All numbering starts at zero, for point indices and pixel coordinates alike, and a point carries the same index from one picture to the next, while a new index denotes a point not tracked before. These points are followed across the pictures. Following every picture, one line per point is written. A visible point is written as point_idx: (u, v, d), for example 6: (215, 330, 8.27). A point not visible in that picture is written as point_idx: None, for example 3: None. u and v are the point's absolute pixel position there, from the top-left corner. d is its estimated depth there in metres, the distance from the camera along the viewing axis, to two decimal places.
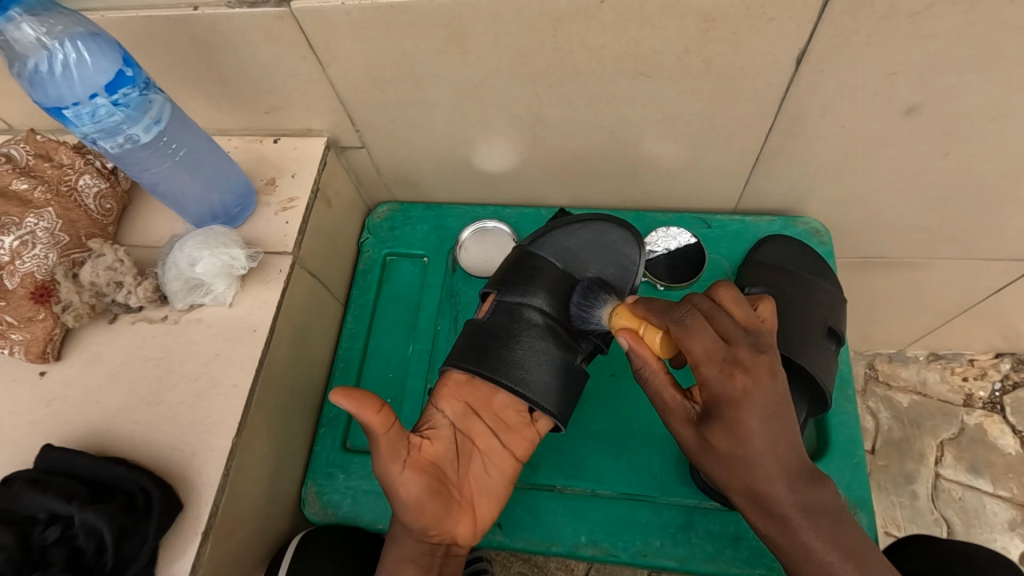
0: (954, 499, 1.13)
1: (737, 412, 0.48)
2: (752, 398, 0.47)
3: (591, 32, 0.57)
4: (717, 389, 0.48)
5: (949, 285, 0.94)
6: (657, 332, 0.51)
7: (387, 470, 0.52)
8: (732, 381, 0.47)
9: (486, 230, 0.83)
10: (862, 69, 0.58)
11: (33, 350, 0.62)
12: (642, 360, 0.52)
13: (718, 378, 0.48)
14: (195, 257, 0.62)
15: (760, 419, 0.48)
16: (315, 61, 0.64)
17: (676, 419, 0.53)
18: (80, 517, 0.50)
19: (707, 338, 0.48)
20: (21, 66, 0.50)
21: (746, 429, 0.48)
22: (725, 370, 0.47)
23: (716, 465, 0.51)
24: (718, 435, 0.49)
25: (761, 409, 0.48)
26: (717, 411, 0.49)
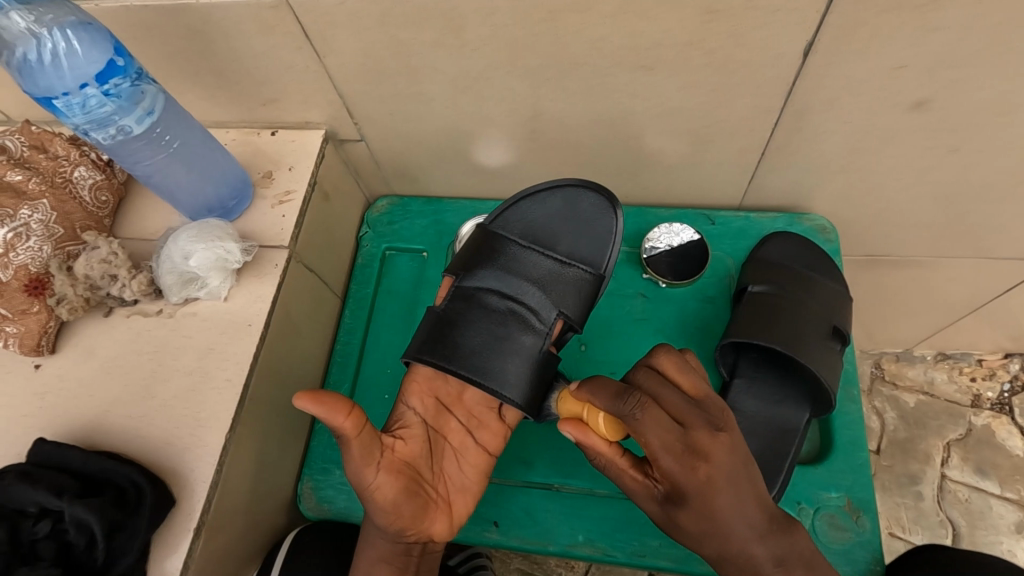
0: (959, 501, 1.11)
1: (707, 501, 0.46)
2: (719, 485, 0.45)
3: (590, 23, 0.55)
4: (673, 471, 0.47)
5: (959, 284, 0.92)
6: (597, 415, 0.53)
7: (361, 475, 0.51)
8: (693, 472, 0.46)
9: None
10: (870, 62, 0.56)
11: (27, 343, 0.61)
12: (591, 443, 0.53)
13: (676, 466, 0.46)
14: (189, 250, 0.61)
15: (731, 500, 0.46)
16: (311, 52, 0.63)
17: (641, 495, 0.53)
18: (69, 512, 0.49)
19: (656, 430, 0.47)
20: (10, 54, 0.49)
21: (718, 514, 0.46)
22: (683, 458, 0.46)
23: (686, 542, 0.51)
24: (681, 516, 0.48)
25: (722, 489, 0.46)
26: (680, 493, 0.48)
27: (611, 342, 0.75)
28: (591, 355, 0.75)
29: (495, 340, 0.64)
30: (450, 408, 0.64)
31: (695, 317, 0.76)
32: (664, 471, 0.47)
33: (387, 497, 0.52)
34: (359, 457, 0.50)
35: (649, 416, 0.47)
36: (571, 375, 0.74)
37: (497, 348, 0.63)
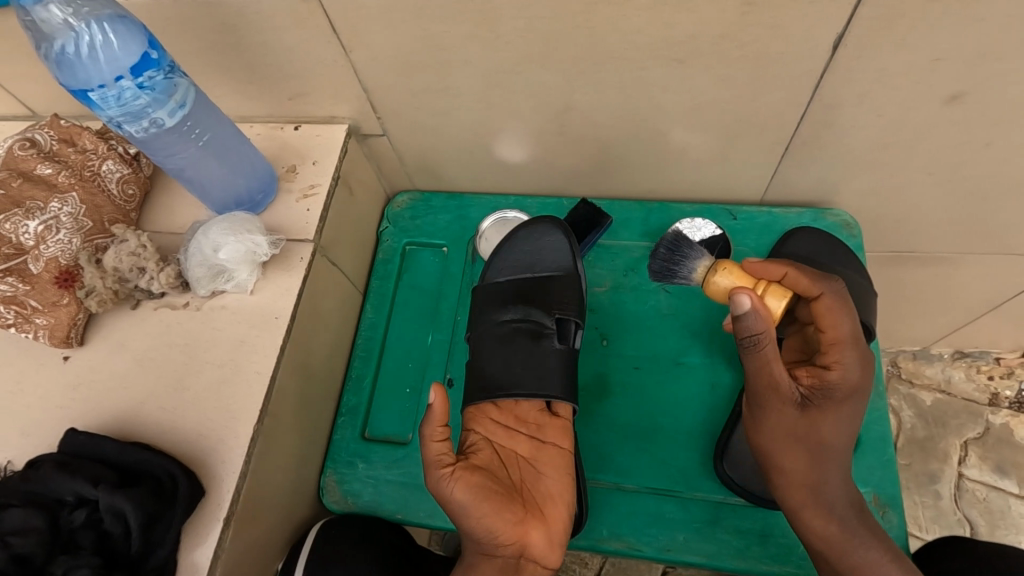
0: (979, 500, 1.11)
1: (853, 395, 0.55)
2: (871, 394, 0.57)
3: (623, 15, 0.55)
4: (847, 370, 0.55)
5: (982, 281, 0.92)
6: (781, 298, 0.55)
7: (439, 481, 0.54)
8: (868, 373, 0.56)
9: (507, 219, 0.81)
10: (905, 54, 0.55)
11: (57, 335, 0.61)
12: (766, 325, 0.51)
13: (853, 361, 0.55)
14: (219, 242, 0.62)
15: (852, 407, 0.56)
16: (339, 46, 0.63)
17: (771, 398, 0.55)
18: (107, 501, 0.50)
19: (850, 323, 0.56)
20: (48, 47, 0.50)
21: (845, 413, 0.55)
22: (858, 356, 0.56)
23: (788, 456, 0.55)
24: (836, 419, 0.55)
25: (863, 394, 0.56)
26: (839, 392, 0.55)
27: (635, 336, 0.74)
28: (615, 349, 0.74)
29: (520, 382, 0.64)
30: (512, 425, 0.64)
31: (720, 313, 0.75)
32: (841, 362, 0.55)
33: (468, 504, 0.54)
34: (432, 463, 0.55)
35: (821, 305, 0.55)
36: (595, 369, 0.73)
37: (518, 365, 0.65)
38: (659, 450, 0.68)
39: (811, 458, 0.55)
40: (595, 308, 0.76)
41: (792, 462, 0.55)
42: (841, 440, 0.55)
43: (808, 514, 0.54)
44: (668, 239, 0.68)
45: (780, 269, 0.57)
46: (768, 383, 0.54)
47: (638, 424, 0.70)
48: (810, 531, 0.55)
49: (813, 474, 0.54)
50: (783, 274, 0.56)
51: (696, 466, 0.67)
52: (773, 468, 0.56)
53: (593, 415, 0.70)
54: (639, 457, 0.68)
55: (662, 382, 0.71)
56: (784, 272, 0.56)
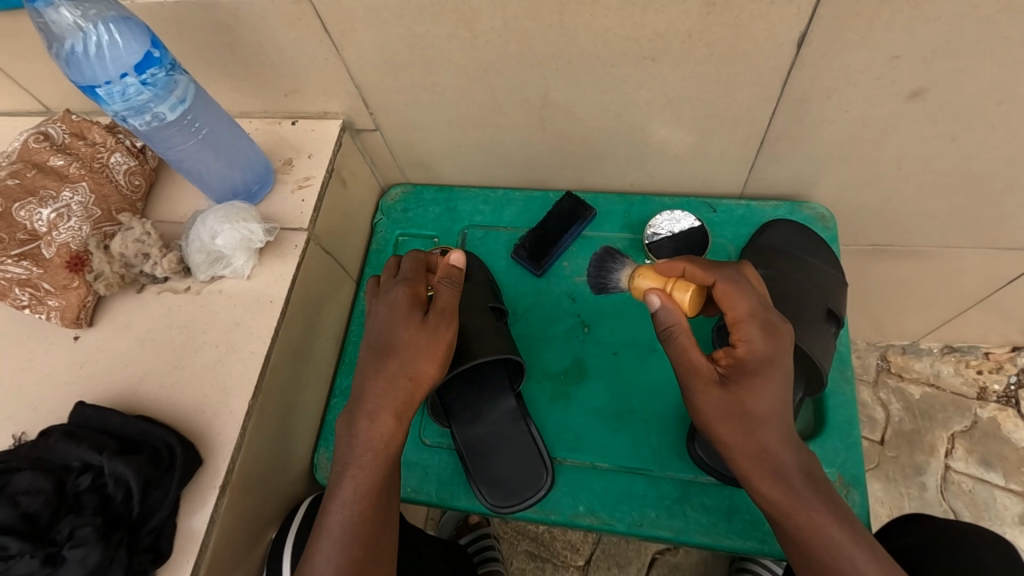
0: (964, 492, 1.12)
1: (764, 365, 0.55)
2: (784, 361, 0.56)
3: (596, 16, 0.58)
4: (754, 344, 0.56)
5: (963, 274, 0.93)
6: (685, 292, 0.58)
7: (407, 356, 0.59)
8: (772, 340, 0.56)
9: None
10: (864, 52, 0.58)
11: (68, 316, 0.66)
12: (675, 316, 0.56)
13: (758, 336, 0.56)
14: (216, 230, 0.66)
15: (777, 382, 0.55)
16: (331, 45, 0.67)
17: (696, 383, 0.56)
18: (109, 467, 0.54)
19: (748, 300, 0.57)
20: (58, 47, 0.54)
21: (764, 386, 0.55)
22: (764, 330, 0.56)
23: (724, 430, 0.55)
24: (759, 390, 0.54)
25: (788, 362, 0.56)
26: (753, 365, 0.55)
27: (613, 322, 0.77)
28: (594, 336, 0.77)
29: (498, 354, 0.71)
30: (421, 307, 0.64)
31: None
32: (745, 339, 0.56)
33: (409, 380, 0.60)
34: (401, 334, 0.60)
35: (720, 290, 0.58)
36: (574, 355, 0.76)
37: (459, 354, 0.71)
38: (634, 431, 0.71)
39: (749, 426, 0.54)
40: (577, 297, 0.79)
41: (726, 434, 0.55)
42: (775, 407, 0.55)
43: (756, 479, 0.54)
44: (592, 258, 0.72)
45: (680, 266, 0.60)
46: (687, 367, 0.57)
47: (613, 407, 0.73)
48: (763, 496, 0.55)
49: (753, 443, 0.54)
50: (682, 272, 0.59)
51: (668, 446, 0.70)
52: (720, 442, 0.56)
53: (572, 398, 0.74)
54: (615, 438, 0.71)
55: (638, 367, 0.74)
56: (682, 269, 0.59)
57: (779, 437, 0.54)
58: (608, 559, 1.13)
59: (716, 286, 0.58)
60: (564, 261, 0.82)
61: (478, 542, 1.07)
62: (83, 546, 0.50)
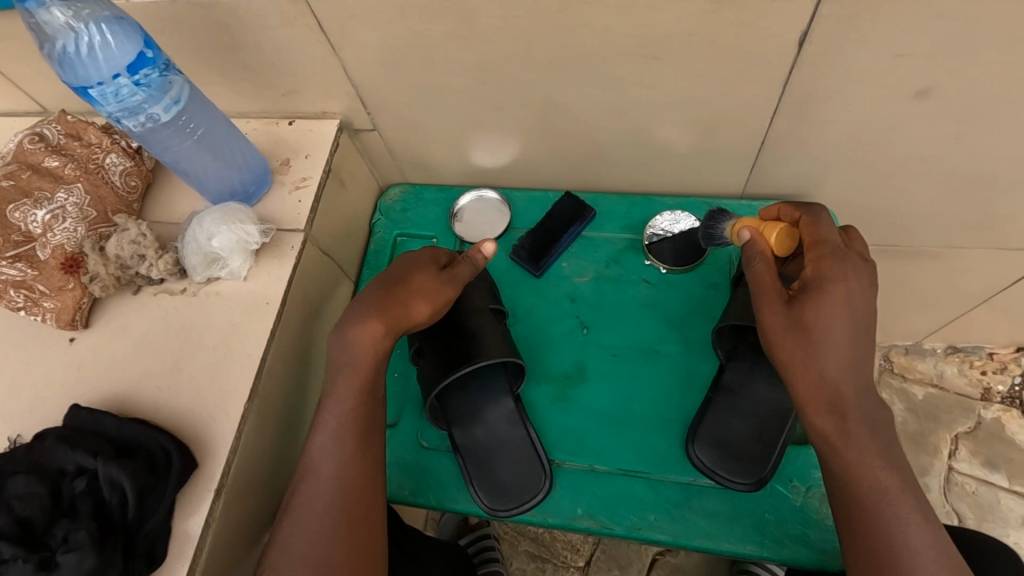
0: (968, 493, 1.12)
1: (837, 288, 0.55)
2: (857, 289, 0.56)
3: (597, 14, 0.58)
4: (827, 267, 0.57)
5: (967, 275, 0.92)
6: (770, 225, 0.61)
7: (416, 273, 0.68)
8: (854, 268, 0.56)
9: (480, 200, 0.86)
10: (870, 50, 0.57)
11: (63, 317, 0.66)
12: (757, 240, 0.60)
13: (837, 261, 0.57)
14: (212, 232, 0.65)
15: (848, 306, 0.55)
16: (330, 45, 0.66)
17: (766, 300, 0.57)
18: (104, 471, 0.54)
19: (833, 232, 0.59)
20: (50, 47, 0.53)
21: (834, 305, 0.55)
22: (844, 258, 0.57)
23: (788, 349, 0.56)
24: (826, 307, 0.55)
25: (865, 293, 0.56)
26: (823, 285, 0.56)
27: (613, 325, 0.77)
28: (595, 338, 0.76)
29: (496, 359, 0.70)
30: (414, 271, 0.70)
31: (698, 302, 0.76)
32: (815, 265, 0.57)
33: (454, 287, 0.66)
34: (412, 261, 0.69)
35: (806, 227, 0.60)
36: (574, 358, 0.76)
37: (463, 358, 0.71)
38: (633, 434, 0.71)
39: (820, 348, 0.55)
40: (577, 298, 0.79)
41: (787, 351, 0.56)
42: (843, 331, 0.54)
43: (812, 408, 0.56)
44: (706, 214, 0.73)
45: (776, 210, 0.65)
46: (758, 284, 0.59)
47: (612, 410, 0.72)
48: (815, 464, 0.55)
49: (817, 369, 0.55)
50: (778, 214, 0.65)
51: (668, 449, 0.70)
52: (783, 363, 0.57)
53: (572, 400, 0.73)
54: (614, 441, 0.71)
55: (638, 369, 0.74)
56: (778, 212, 0.65)
57: (842, 368, 0.55)
58: (609, 560, 1.12)
59: (802, 220, 0.61)
60: (563, 262, 0.81)
61: (478, 543, 1.07)
62: (77, 551, 0.50)
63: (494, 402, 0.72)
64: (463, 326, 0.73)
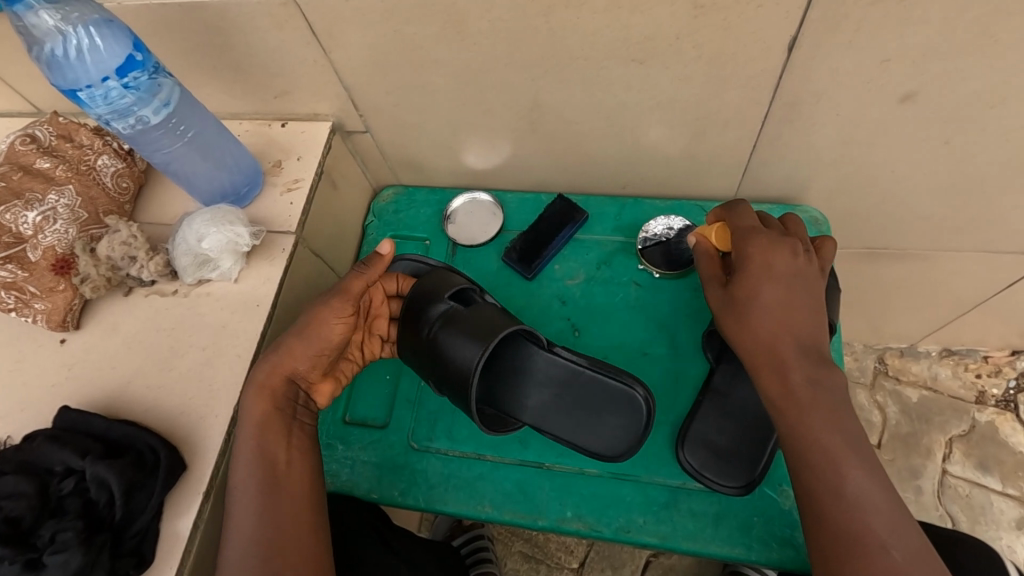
0: (961, 496, 1.12)
1: (756, 262, 0.61)
2: (779, 263, 0.61)
3: (584, 18, 0.58)
4: (751, 245, 0.62)
5: (959, 278, 0.92)
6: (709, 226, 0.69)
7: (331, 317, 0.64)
8: (775, 243, 0.62)
9: (475, 202, 0.86)
10: (855, 54, 0.57)
11: (54, 318, 0.66)
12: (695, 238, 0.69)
13: (759, 239, 0.62)
14: (202, 233, 0.65)
15: (772, 278, 0.60)
16: (320, 47, 0.67)
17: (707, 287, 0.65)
18: (92, 471, 0.54)
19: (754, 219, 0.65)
20: (39, 50, 0.53)
21: (756, 279, 0.61)
22: (766, 236, 0.63)
23: (732, 324, 0.62)
24: (752, 281, 0.61)
25: (787, 264, 0.61)
26: (746, 260, 0.62)
27: (604, 327, 0.77)
28: (585, 340, 0.76)
29: (511, 327, 0.64)
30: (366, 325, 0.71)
31: (689, 304, 0.76)
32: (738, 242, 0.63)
33: (332, 312, 0.63)
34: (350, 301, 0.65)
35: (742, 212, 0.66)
36: None
37: (469, 348, 0.63)
38: None
39: (751, 316, 0.60)
40: (568, 300, 0.79)
41: (731, 324, 0.62)
42: (774, 300, 0.60)
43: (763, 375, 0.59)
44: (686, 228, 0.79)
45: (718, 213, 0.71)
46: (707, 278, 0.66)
47: None
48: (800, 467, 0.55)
49: (755, 336, 0.60)
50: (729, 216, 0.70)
51: (657, 452, 0.69)
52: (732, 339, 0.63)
53: None
54: None
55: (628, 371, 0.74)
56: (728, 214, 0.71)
57: (782, 332, 0.59)
58: (602, 561, 1.13)
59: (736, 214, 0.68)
60: (555, 264, 0.81)
61: (472, 544, 1.08)
62: (64, 551, 0.50)
63: (526, 363, 0.69)
64: (442, 334, 0.65)
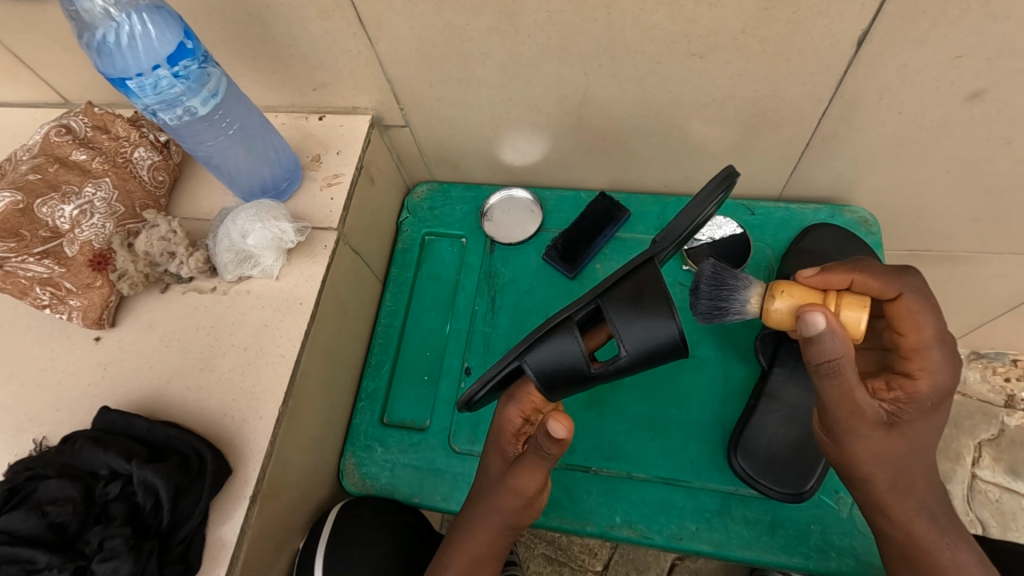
0: (989, 501, 1.08)
1: (927, 398, 0.54)
2: (942, 387, 0.54)
3: (647, 10, 0.56)
4: (932, 376, 0.53)
5: (1002, 281, 0.91)
6: (859, 313, 0.51)
7: (527, 487, 0.57)
8: (949, 368, 0.54)
9: (513, 199, 0.84)
10: (928, 51, 0.55)
11: (89, 316, 0.63)
12: (843, 347, 0.48)
13: (941, 365, 0.53)
14: (247, 229, 0.63)
15: (932, 405, 0.55)
16: (365, 38, 0.64)
17: (863, 424, 0.54)
18: (139, 475, 0.52)
19: (935, 321, 0.53)
20: (89, 36, 0.52)
21: (915, 413, 0.55)
22: (946, 358, 0.54)
23: (867, 451, 0.55)
24: (920, 423, 0.55)
25: (950, 386, 0.55)
26: (926, 398, 0.54)
27: None
28: None
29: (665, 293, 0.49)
30: None
31: None
32: (920, 380, 0.54)
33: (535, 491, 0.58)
34: (532, 474, 0.56)
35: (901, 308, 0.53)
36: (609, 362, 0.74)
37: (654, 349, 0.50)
38: (671, 440, 0.69)
39: (888, 449, 0.55)
40: None
41: (872, 453, 0.55)
42: (927, 420, 0.55)
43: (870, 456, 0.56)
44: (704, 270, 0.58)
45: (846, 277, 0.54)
46: (863, 411, 0.53)
47: (649, 415, 0.70)
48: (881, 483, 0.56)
49: (876, 463, 0.55)
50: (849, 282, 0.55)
51: (708, 456, 0.68)
52: (838, 449, 0.56)
53: (608, 404, 0.71)
54: (652, 446, 0.69)
55: (675, 375, 0.72)
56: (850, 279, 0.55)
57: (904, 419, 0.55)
58: (627, 564, 1.11)
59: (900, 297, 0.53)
60: (597, 263, 0.79)
61: None
62: (113, 559, 0.48)
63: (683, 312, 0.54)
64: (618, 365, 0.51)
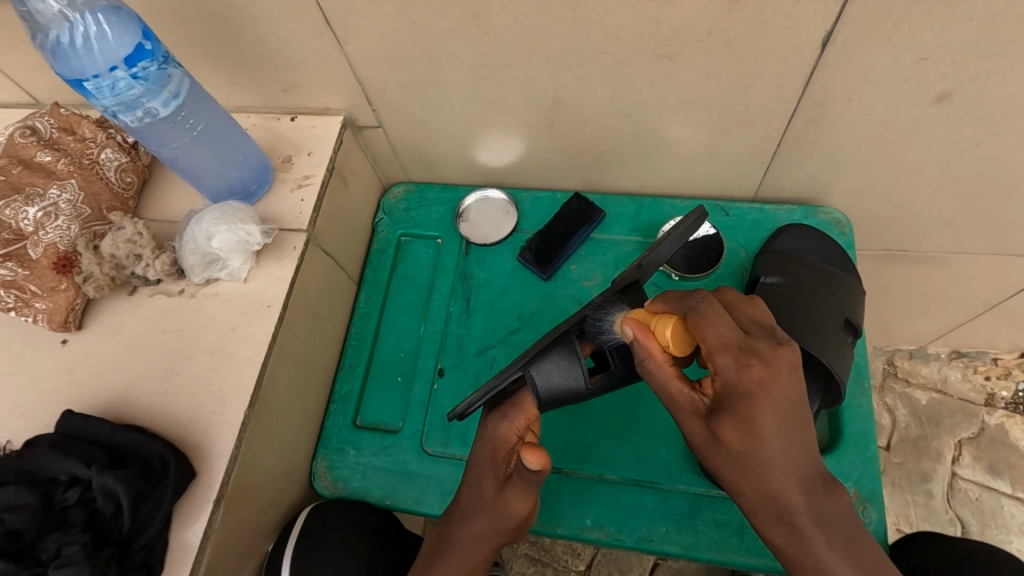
0: (970, 499, 1.10)
1: (751, 405, 0.44)
2: (769, 390, 0.43)
3: (611, 11, 0.55)
4: (728, 378, 0.45)
5: (979, 281, 0.91)
6: (666, 325, 0.47)
7: (512, 511, 0.55)
8: (748, 371, 0.44)
9: (488, 199, 0.84)
10: (893, 53, 0.55)
11: (55, 319, 0.63)
12: (647, 351, 0.47)
13: (732, 366, 0.44)
14: (211, 231, 0.63)
15: (776, 417, 0.44)
16: (333, 38, 0.64)
17: (683, 413, 0.48)
18: (98, 481, 0.51)
19: (721, 325, 0.45)
20: (43, 37, 0.52)
21: (761, 425, 0.44)
22: (741, 360, 0.44)
23: (776, 443, 0.44)
24: (756, 427, 0.44)
25: (786, 397, 0.44)
26: (733, 401, 0.44)
27: None
28: None
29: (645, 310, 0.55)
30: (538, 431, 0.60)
31: None
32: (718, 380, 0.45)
33: (524, 514, 0.55)
34: (514, 493, 0.54)
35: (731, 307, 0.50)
36: None
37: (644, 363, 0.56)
38: (643, 442, 0.69)
39: (793, 435, 0.44)
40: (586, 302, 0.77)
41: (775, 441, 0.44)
42: (782, 429, 0.44)
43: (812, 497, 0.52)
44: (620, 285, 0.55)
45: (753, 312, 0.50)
46: (744, 391, 0.44)
47: (620, 417, 0.70)
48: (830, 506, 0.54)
49: (786, 463, 0.44)
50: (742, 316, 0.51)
51: (678, 457, 0.68)
52: (754, 457, 0.44)
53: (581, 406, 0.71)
54: (623, 449, 0.69)
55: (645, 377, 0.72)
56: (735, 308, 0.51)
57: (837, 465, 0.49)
58: (610, 564, 1.11)
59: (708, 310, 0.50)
60: (571, 264, 0.79)
61: None
62: (71, 566, 0.49)
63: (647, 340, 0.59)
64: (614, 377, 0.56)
